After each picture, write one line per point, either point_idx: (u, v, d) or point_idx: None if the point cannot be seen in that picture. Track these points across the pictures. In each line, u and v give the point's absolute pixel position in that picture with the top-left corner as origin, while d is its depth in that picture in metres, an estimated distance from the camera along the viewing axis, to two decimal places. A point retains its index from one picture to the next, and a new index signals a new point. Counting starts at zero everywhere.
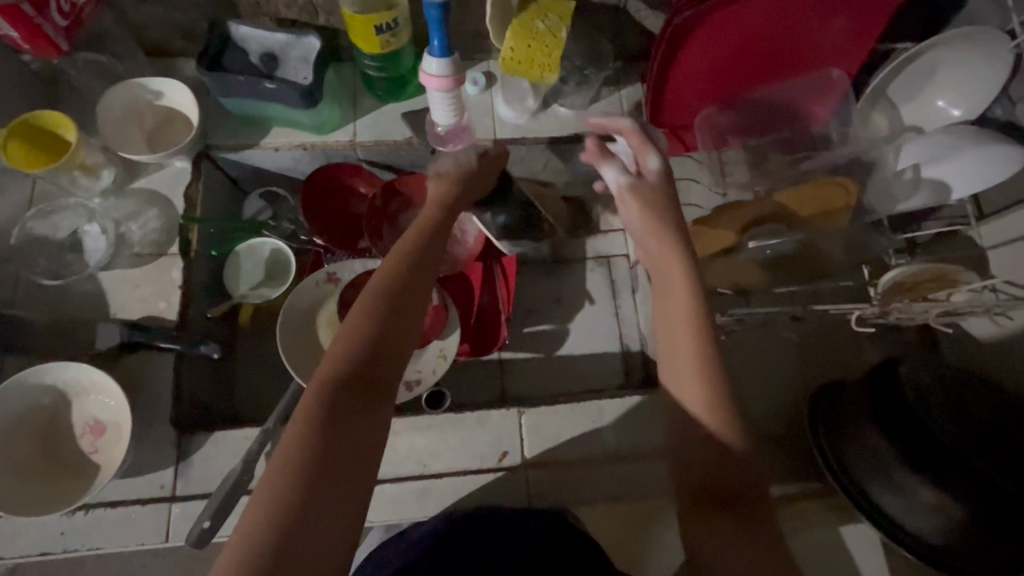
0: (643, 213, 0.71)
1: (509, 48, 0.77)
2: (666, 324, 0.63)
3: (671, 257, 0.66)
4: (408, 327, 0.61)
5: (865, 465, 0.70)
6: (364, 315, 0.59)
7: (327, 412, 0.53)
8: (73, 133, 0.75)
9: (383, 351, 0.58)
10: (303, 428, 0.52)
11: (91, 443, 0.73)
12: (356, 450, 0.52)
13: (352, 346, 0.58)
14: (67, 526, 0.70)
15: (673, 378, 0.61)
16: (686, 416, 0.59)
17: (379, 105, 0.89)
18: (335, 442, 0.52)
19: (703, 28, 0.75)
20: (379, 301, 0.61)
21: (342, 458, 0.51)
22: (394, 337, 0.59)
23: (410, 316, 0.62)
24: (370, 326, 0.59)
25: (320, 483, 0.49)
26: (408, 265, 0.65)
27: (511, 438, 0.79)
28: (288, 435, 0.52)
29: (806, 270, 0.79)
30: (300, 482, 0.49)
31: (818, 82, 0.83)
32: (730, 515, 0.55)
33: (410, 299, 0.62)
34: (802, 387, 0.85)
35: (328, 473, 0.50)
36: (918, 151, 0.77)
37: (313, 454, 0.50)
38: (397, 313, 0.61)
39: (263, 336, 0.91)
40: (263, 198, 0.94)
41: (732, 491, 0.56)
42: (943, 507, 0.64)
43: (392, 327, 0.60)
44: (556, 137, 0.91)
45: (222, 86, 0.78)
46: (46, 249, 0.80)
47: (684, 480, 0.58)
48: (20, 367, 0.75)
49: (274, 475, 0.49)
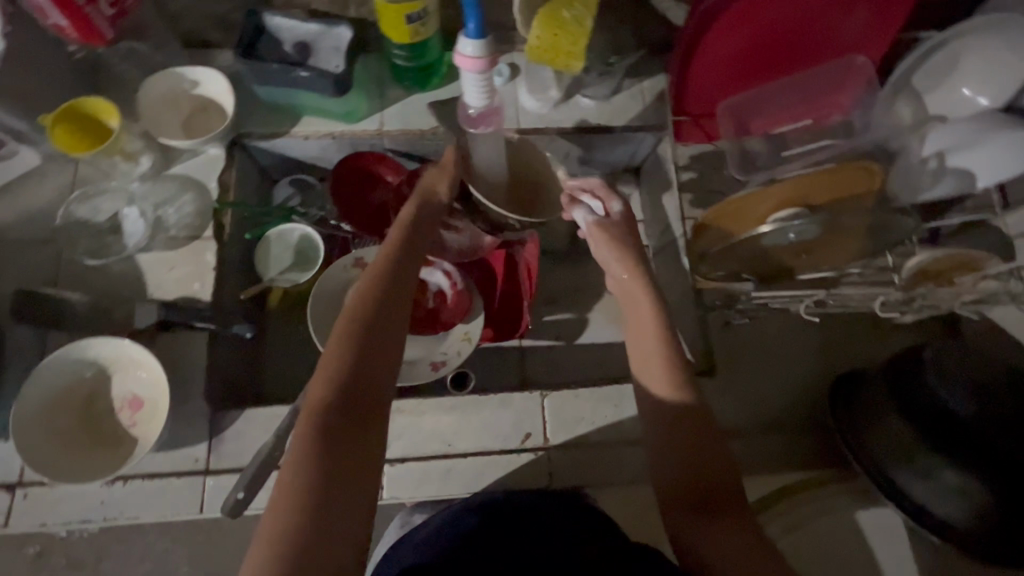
0: (611, 251, 0.76)
1: (535, 37, 0.79)
2: (643, 328, 0.70)
3: (636, 285, 0.73)
4: (392, 341, 0.62)
5: (891, 454, 0.70)
6: (344, 341, 0.60)
7: (323, 435, 0.53)
8: (116, 119, 0.79)
9: (371, 366, 0.59)
10: (301, 453, 0.52)
11: (130, 417, 0.76)
12: (358, 461, 0.53)
13: (335, 373, 0.58)
14: (107, 495, 0.73)
15: (641, 355, 0.68)
16: (678, 409, 0.64)
17: (405, 96, 0.92)
18: (336, 458, 0.52)
19: (727, 17, 0.76)
20: (359, 321, 0.61)
21: (346, 469, 0.52)
22: (379, 353, 0.60)
23: (391, 329, 0.63)
24: (353, 349, 0.59)
25: (332, 496, 0.50)
26: (390, 273, 0.67)
27: (533, 420, 0.81)
28: (287, 464, 0.51)
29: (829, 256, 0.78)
30: (309, 501, 0.49)
31: (841, 70, 0.84)
32: (716, 522, 0.59)
33: (392, 316, 0.63)
34: (821, 372, 0.85)
35: (336, 484, 0.51)
36: (941, 137, 0.76)
37: (319, 472, 0.51)
38: (380, 330, 0.62)
39: (293, 320, 0.94)
40: (293, 185, 0.97)
41: (718, 497, 0.60)
42: (967, 489, 0.65)
43: (375, 344, 0.61)
44: (578, 127, 0.92)
45: (257, 74, 0.81)
46: (89, 232, 0.84)
47: (673, 480, 0.63)
48: (63, 342, 0.78)
49: (281, 501, 0.49)
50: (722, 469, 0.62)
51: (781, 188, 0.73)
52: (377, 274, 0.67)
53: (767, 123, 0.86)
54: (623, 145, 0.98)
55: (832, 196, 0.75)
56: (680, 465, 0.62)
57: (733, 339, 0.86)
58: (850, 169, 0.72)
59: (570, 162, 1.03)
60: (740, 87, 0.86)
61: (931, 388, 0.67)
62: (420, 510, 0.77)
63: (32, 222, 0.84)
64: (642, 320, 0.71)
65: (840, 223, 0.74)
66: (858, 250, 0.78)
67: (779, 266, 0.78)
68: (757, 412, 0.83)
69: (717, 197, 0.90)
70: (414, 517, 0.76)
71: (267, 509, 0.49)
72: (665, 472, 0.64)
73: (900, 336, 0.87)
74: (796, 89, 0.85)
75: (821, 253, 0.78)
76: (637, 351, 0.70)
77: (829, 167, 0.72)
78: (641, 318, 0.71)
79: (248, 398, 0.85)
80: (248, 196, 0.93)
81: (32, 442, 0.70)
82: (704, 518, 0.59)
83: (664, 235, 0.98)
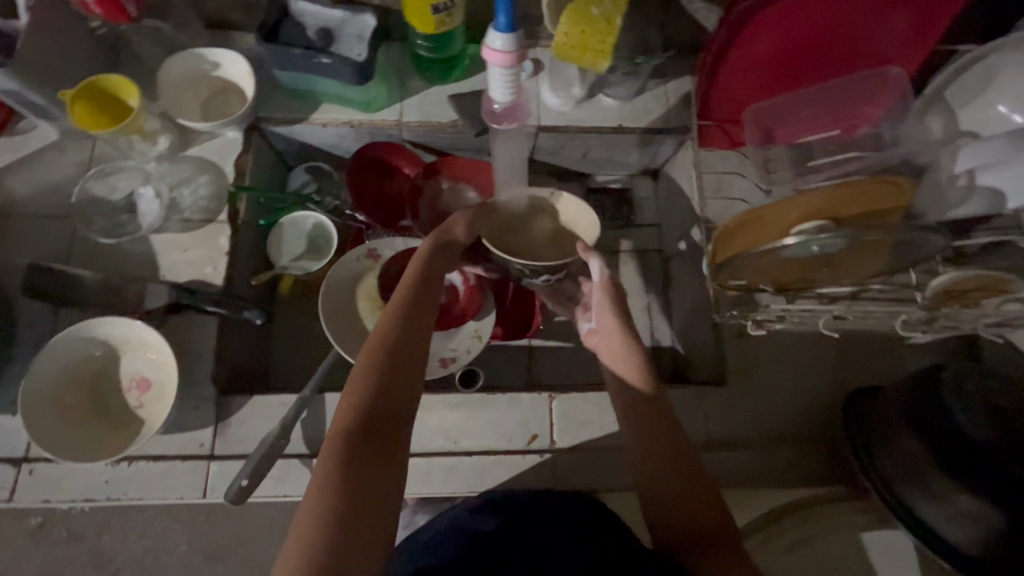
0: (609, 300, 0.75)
1: (563, 32, 0.77)
2: (613, 351, 0.72)
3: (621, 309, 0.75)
4: (416, 359, 0.61)
5: (903, 476, 0.67)
6: (369, 363, 0.59)
7: (350, 448, 0.53)
8: (136, 98, 0.78)
9: (395, 388, 0.59)
10: (325, 478, 0.51)
11: (137, 398, 0.76)
12: (379, 483, 0.53)
13: (359, 396, 0.57)
14: (111, 475, 0.73)
15: (620, 367, 0.71)
16: (665, 442, 0.65)
17: (426, 87, 0.91)
18: (358, 479, 0.52)
19: (763, 18, 0.76)
20: (385, 343, 0.60)
21: (368, 491, 0.52)
22: (403, 376, 0.59)
23: (414, 350, 0.62)
24: (376, 373, 0.58)
25: (354, 517, 0.50)
26: (418, 279, 0.67)
27: (541, 422, 0.80)
28: (311, 488, 0.51)
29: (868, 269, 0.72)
30: (332, 522, 0.49)
31: (872, 80, 0.81)
32: (715, 551, 0.59)
33: (415, 338, 0.63)
34: (839, 388, 0.84)
35: (358, 505, 0.51)
36: (974, 154, 0.70)
37: (342, 496, 0.50)
38: (403, 353, 0.61)
39: (304, 306, 0.94)
40: (308, 171, 0.96)
41: (704, 532, 0.61)
42: (982, 515, 0.62)
43: (398, 366, 0.60)
44: (600, 127, 0.91)
45: (278, 58, 0.80)
46: (104, 209, 0.84)
47: (673, 504, 0.63)
48: (73, 319, 0.78)
49: (307, 520, 0.49)
50: (708, 490, 0.63)
51: (802, 202, 0.69)
52: (405, 283, 0.67)
53: (791, 132, 0.83)
54: (644, 148, 0.97)
55: (862, 209, 0.69)
56: (680, 490, 0.63)
57: (746, 351, 0.85)
58: (880, 184, 0.68)
59: (589, 161, 1.02)
60: (767, 92, 0.84)
61: (950, 412, 0.64)
62: (421, 510, 0.82)
63: (47, 198, 0.83)
64: (617, 344, 0.72)
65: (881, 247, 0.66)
66: (880, 265, 0.70)
67: (800, 279, 0.73)
68: (768, 425, 0.82)
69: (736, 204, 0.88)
70: (416, 517, 0.82)
71: (292, 532, 0.48)
72: (668, 497, 0.64)
73: (921, 354, 0.85)
74: (825, 98, 0.83)
75: (856, 269, 0.71)
76: (624, 369, 0.71)
77: (841, 183, 0.69)
78: (614, 347, 0.72)
79: (255, 384, 0.85)
80: (263, 179, 0.93)
81: (39, 418, 0.70)
82: (696, 551, 0.60)
83: (681, 240, 0.97)
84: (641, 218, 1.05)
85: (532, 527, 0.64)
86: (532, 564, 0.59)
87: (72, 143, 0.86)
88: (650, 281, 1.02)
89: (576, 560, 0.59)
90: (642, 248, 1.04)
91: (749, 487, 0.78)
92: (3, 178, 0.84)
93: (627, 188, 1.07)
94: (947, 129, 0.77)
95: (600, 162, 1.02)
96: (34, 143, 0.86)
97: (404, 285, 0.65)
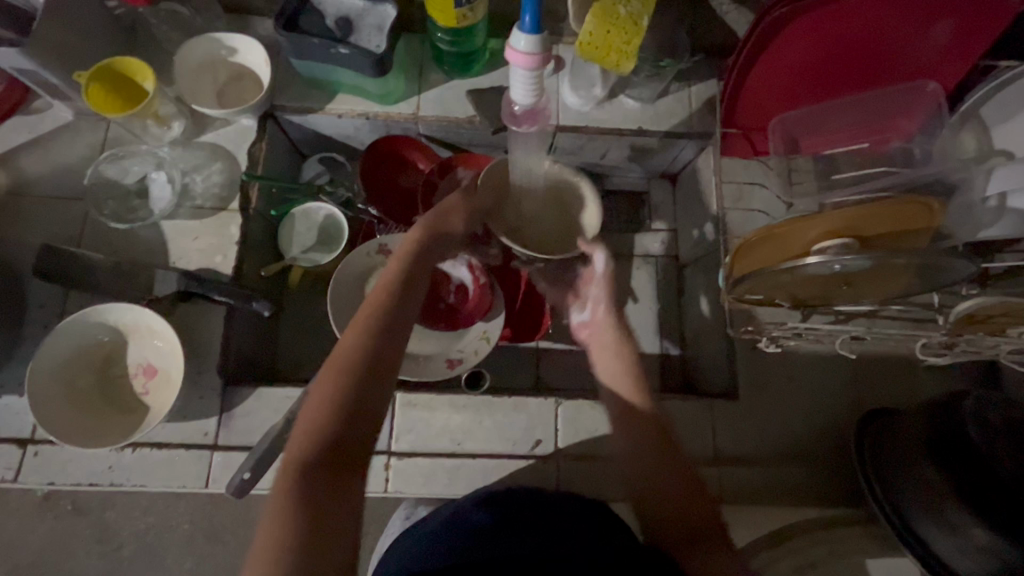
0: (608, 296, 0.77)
1: (588, 32, 0.75)
2: (609, 349, 0.73)
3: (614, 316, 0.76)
4: (388, 368, 0.58)
5: (917, 503, 0.65)
6: (334, 375, 0.56)
7: (310, 472, 0.50)
8: (151, 82, 0.77)
9: (366, 398, 0.56)
10: (282, 505, 0.48)
11: (143, 385, 0.76)
12: (338, 514, 0.49)
13: (324, 413, 0.54)
14: (115, 461, 0.73)
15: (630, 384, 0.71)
16: (659, 445, 0.66)
17: (445, 81, 0.89)
18: (320, 506, 0.49)
19: (790, 31, 0.74)
20: (354, 359, 0.57)
21: (329, 516, 0.49)
22: (372, 386, 0.56)
23: (386, 360, 0.58)
24: (342, 385, 0.55)
25: (319, 542, 0.47)
26: (398, 280, 0.64)
27: (546, 427, 0.79)
28: (266, 518, 0.48)
29: (896, 291, 0.68)
30: (292, 550, 0.46)
31: (908, 94, 0.78)
32: (700, 543, 0.60)
33: (390, 345, 0.59)
34: (852, 407, 0.82)
35: (318, 533, 0.47)
36: (1008, 177, 0.66)
37: (302, 523, 0.47)
38: (373, 362, 0.57)
39: (312, 299, 0.94)
40: (322, 163, 0.96)
41: (703, 526, 0.61)
42: (1000, 551, 0.59)
43: (366, 377, 0.56)
44: (619, 129, 0.89)
45: (296, 48, 0.78)
46: (115, 193, 0.84)
47: (677, 503, 0.63)
48: (82, 302, 0.78)
49: (266, 549, 0.46)
50: (705, 499, 0.63)
51: (829, 217, 0.65)
52: (386, 285, 0.64)
53: (818, 142, 0.81)
54: (663, 151, 0.95)
55: (889, 230, 0.66)
56: (682, 491, 0.64)
57: (760, 363, 0.83)
58: (902, 202, 0.64)
59: (606, 163, 1.00)
60: (797, 101, 0.83)
61: (966, 432, 0.62)
62: (426, 503, 0.75)
63: (60, 179, 0.83)
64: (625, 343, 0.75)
65: (914, 272, 0.62)
66: (905, 287, 0.65)
67: (819, 296, 0.70)
68: (775, 441, 0.80)
69: (757, 215, 0.87)
70: (419, 510, 0.75)
71: (247, 565, 0.45)
72: (671, 492, 0.64)
73: (939, 379, 0.83)
74: (856, 110, 0.81)
75: (882, 288, 0.67)
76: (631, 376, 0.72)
77: (868, 201, 0.66)
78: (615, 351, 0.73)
79: (261, 374, 0.85)
80: (276, 169, 0.92)
81: (46, 399, 0.70)
82: (686, 533, 0.61)
83: (697, 248, 0.95)
84: (657, 223, 1.03)
85: (531, 521, 0.64)
86: (530, 558, 0.57)
87: (86, 125, 0.86)
88: (662, 288, 1.00)
89: (579, 553, 0.58)
90: (657, 254, 1.02)
91: (750, 502, 0.78)
92: (17, 157, 0.83)
93: (643, 191, 1.06)
94: (981, 145, 0.74)
95: (618, 163, 1.00)
96: (48, 123, 0.85)
97: (378, 293, 0.62)
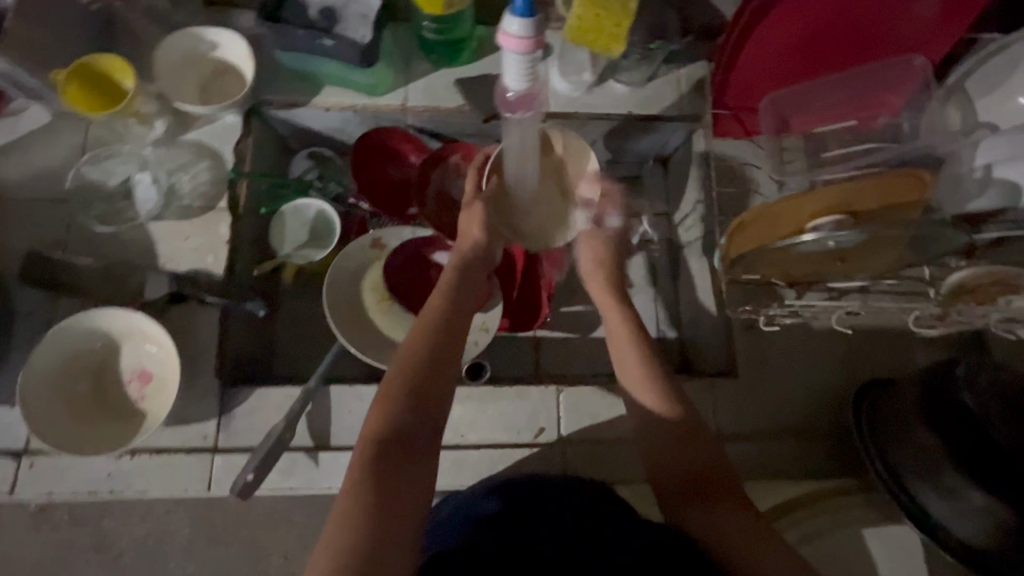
0: (595, 262, 0.82)
1: (576, 15, 0.74)
2: (620, 332, 0.74)
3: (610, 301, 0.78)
4: (450, 364, 0.62)
5: (916, 470, 0.66)
6: (399, 381, 0.59)
7: (382, 449, 0.54)
8: (132, 80, 0.76)
9: (432, 387, 0.60)
10: (356, 478, 0.53)
11: (139, 390, 0.75)
12: (407, 490, 0.53)
13: (394, 400, 0.58)
14: (114, 468, 0.72)
15: (624, 375, 0.70)
16: (663, 425, 0.67)
17: (433, 70, 0.88)
18: (390, 479, 0.53)
19: (779, 8, 0.76)
20: (420, 351, 0.62)
21: (399, 488, 0.53)
22: (433, 395, 0.59)
23: (449, 356, 0.63)
24: (406, 387, 0.59)
25: (384, 524, 0.50)
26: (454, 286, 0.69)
27: (548, 414, 0.79)
28: (344, 486, 0.52)
29: (881, 264, 0.68)
30: (366, 514, 0.50)
31: (897, 69, 0.78)
32: (706, 500, 0.62)
33: (450, 343, 0.64)
34: (846, 381, 0.83)
35: (391, 501, 0.52)
36: (993, 147, 0.66)
37: (376, 491, 0.52)
38: (434, 371, 0.61)
39: (307, 296, 0.93)
40: (310, 159, 0.93)
41: (706, 482, 0.63)
42: (995, 511, 0.60)
43: (427, 385, 0.59)
44: (610, 113, 0.89)
45: (282, 40, 0.77)
46: (100, 195, 0.82)
47: (675, 473, 0.65)
48: (71, 309, 0.76)
49: (344, 511, 0.50)
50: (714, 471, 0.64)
51: (823, 196, 0.65)
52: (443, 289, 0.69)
53: (809, 120, 0.81)
54: (654, 134, 0.95)
55: (881, 202, 0.66)
56: (689, 459, 0.64)
57: (756, 341, 0.84)
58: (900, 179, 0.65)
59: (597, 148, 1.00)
60: (787, 81, 0.83)
61: (961, 400, 0.62)
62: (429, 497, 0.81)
63: (41, 182, 0.81)
64: (620, 329, 0.74)
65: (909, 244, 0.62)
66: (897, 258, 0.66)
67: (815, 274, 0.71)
68: (773, 416, 0.81)
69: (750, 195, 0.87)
70: None
71: (327, 523, 0.50)
72: (675, 462, 0.65)
73: (924, 351, 0.85)
74: (843, 88, 0.81)
75: (869, 258, 0.66)
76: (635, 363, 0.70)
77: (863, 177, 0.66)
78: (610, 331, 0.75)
79: (258, 374, 0.84)
80: (264, 166, 0.90)
81: (40, 409, 0.69)
82: (693, 493, 0.63)
83: (691, 230, 0.95)
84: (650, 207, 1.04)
85: (538, 508, 0.63)
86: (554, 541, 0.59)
87: (66, 126, 0.83)
88: (657, 272, 1.01)
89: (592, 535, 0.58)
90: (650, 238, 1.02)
91: (758, 476, 0.79)
92: None
93: (636, 175, 1.06)
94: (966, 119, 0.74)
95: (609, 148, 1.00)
96: (26, 125, 0.82)
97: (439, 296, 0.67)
